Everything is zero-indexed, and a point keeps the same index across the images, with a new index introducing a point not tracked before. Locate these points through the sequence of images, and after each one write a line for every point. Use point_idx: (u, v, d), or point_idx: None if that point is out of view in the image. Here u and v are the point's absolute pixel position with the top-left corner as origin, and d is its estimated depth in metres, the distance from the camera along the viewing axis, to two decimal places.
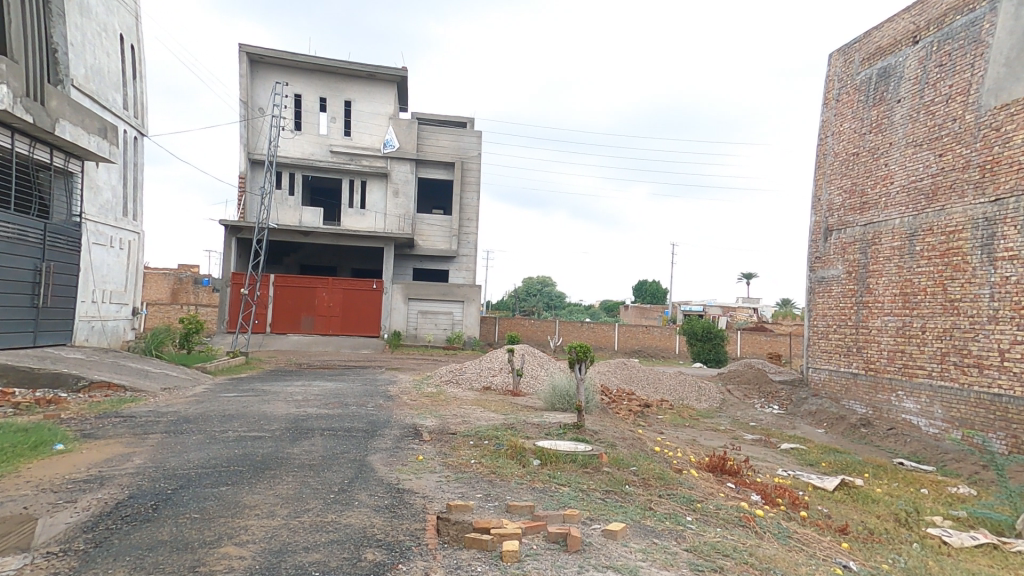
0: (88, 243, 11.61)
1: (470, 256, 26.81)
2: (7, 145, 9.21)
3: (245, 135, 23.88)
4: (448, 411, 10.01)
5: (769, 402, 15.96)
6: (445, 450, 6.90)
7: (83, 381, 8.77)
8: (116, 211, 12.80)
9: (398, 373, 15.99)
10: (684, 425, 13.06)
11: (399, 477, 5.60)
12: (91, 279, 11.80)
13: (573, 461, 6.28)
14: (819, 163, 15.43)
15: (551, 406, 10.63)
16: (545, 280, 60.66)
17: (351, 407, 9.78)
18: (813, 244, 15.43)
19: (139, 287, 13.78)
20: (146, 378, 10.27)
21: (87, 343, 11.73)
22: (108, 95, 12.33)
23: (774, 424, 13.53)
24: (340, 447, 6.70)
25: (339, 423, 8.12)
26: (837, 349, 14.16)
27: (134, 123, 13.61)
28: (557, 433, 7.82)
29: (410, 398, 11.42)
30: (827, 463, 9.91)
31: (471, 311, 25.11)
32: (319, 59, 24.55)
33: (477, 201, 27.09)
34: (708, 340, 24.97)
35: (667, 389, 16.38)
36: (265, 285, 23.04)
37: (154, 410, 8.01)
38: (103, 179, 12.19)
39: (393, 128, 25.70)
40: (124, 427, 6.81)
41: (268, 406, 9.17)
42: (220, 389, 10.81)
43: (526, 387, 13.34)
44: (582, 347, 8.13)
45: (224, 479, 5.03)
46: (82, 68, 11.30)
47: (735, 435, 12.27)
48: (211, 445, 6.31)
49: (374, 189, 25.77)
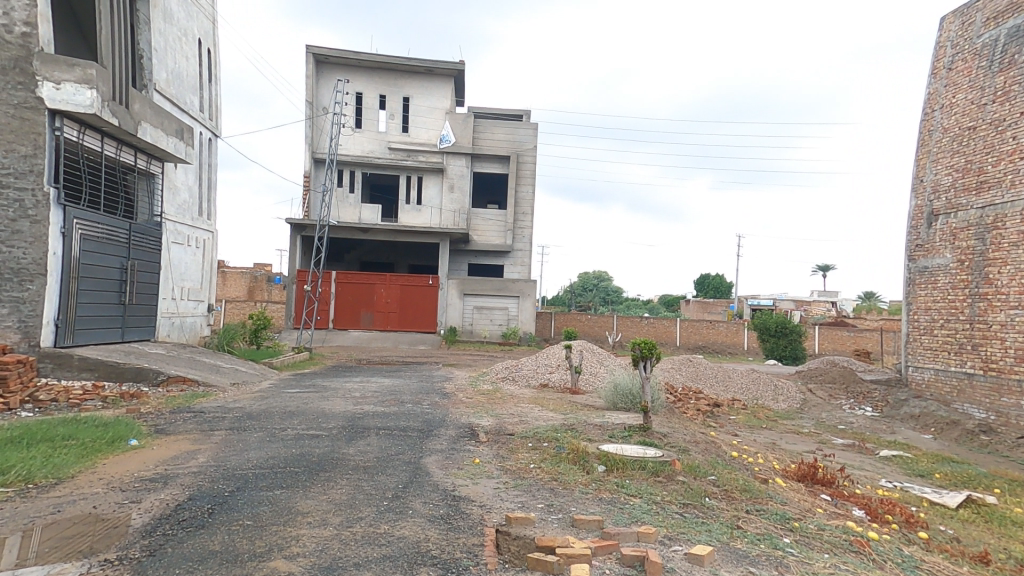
0: (168, 242, 12.26)
1: (525, 251, 26.49)
2: (97, 147, 9.74)
3: (309, 136, 24.76)
4: (505, 410, 9.66)
5: (860, 403, 14.41)
6: (503, 453, 6.55)
7: (162, 375, 9.15)
8: (193, 211, 13.48)
9: (455, 369, 15.90)
10: (761, 427, 12.01)
11: (454, 483, 5.29)
12: (171, 278, 12.47)
13: (643, 468, 5.69)
14: (923, 141, 13.78)
15: (612, 405, 10.04)
16: (601, 275, 59.23)
17: (408, 405, 9.66)
18: (913, 231, 13.83)
19: (214, 284, 14.48)
20: (218, 373, 10.68)
21: (168, 338, 12.42)
22: (186, 99, 12.95)
23: (867, 428, 12.16)
24: (395, 449, 6.51)
25: (395, 422, 7.97)
26: (945, 346, 12.58)
27: (209, 125, 14.28)
28: (623, 435, 7.22)
29: (467, 395, 11.21)
30: (942, 475, 8.67)
31: (527, 306, 24.79)
32: (379, 57, 25.00)
33: (533, 194, 26.68)
34: (783, 336, 23.21)
35: (739, 387, 15.24)
36: (328, 282, 23.77)
37: (223, 405, 8.20)
38: (181, 179, 12.84)
39: (449, 123, 25.75)
40: (193, 422, 6.96)
41: (328, 403, 9.21)
42: (284, 385, 11.07)
43: (586, 384, 12.79)
44: (647, 343, 7.47)
45: (278, 482, 4.91)
46: (164, 72, 11.88)
47: (822, 439, 11.10)
48: (270, 444, 6.29)
49: (430, 185, 25.96)
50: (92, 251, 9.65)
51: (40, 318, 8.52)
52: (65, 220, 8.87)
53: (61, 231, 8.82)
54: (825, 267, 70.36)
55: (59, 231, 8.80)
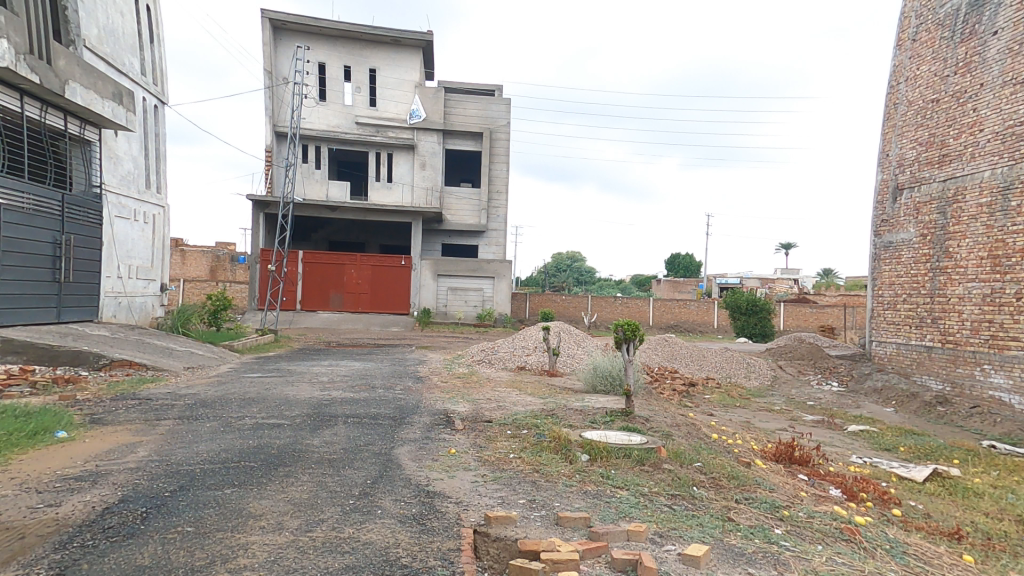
0: (110, 217, 11.26)
1: (500, 230, 25.93)
2: (16, 107, 8.73)
3: (270, 107, 23.37)
4: (481, 395, 9.28)
5: (827, 378, 14.59)
6: (480, 443, 6.16)
7: (104, 358, 8.39)
8: (139, 183, 12.42)
9: (428, 352, 15.41)
10: (734, 405, 12.00)
11: (428, 477, 4.89)
12: (115, 255, 11.50)
13: (627, 457, 5.39)
14: (889, 115, 13.77)
15: (591, 388, 9.79)
16: (575, 255, 59.23)
17: (378, 390, 9.17)
18: (878, 207, 13.91)
19: (167, 262, 13.50)
20: (170, 356, 9.93)
21: (114, 320, 11.51)
22: (124, 59, 11.79)
23: (835, 404, 12.31)
24: (364, 439, 6.04)
25: (365, 409, 7.49)
26: (907, 320, 12.73)
27: (153, 90, 13.12)
28: (604, 421, 6.91)
29: (441, 379, 10.79)
30: (907, 448, 8.71)
31: (502, 287, 24.38)
32: (342, 25, 23.60)
33: (506, 172, 26.02)
34: (753, 314, 23.51)
35: (713, 366, 15.28)
36: (294, 262, 22.76)
37: (173, 392, 7.55)
38: (123, 149, 11.77)
39: (419, 97, 24.70)
40: (137, 411, 6.33)
41: (291, 389, 8.63)
42: (245, 369, 10.39)
43: (563, 366, 12.52)
44: (631, 325, 7.14)
45: (228, 479, 4.40)
46: (95, 27, 10.74)
47: (793, 416, 11.14)
48: (224, 435, 5.74)
49: (400, 161, 24.99)
50: (15, 224, 8.71)
51: None
52: None
53: None
54: (789, 246, 71.99)
55: None
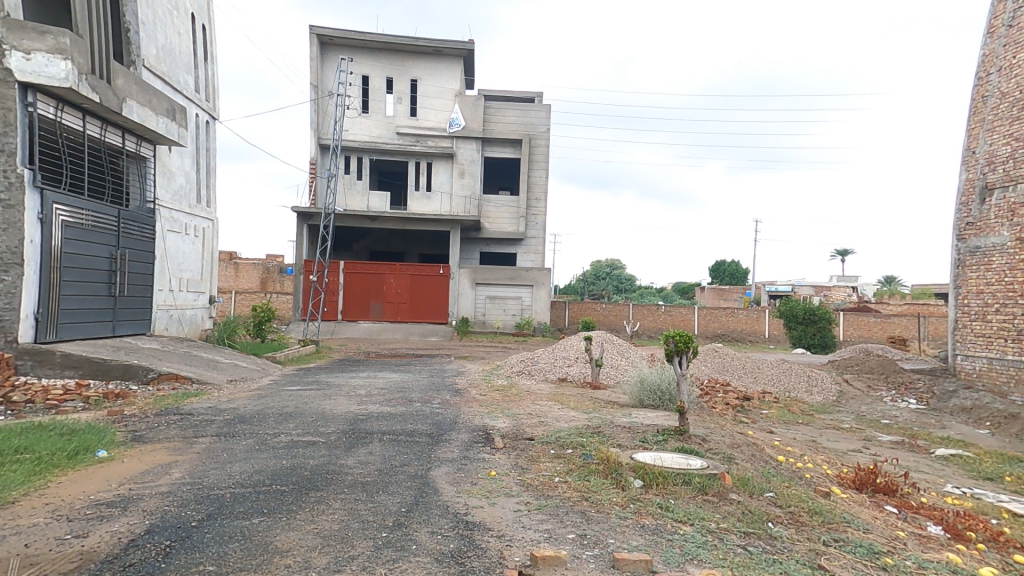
0: (163, 230, 11.60)
1: (539, 238, 25.56)
2: (78, 126, 9.06)
3: (314, 121, 23.99)
4: (521, 409, 8.85)
5: (902, 395, 13.23)
6: (521, 464, 5.73)
7: (152, 372, 8.49)
8: (190, 198, 12.79)
9: (467, 362, 15.10)
10: (797, 422, 11.03)
11: (467, 504, 4.49)
12: (167, 268, 11.85)
13: (687, 484, 4.80)
14: (976, 109, 12.54)
15: (637, 402, 9.19)
16: (615, 263, 58.15)
17: (416, 404, 8.89)
18: (962, 209, 12.67)
19: (215, 274, 13.84)
20: (216, 369, 10.03)
21: (166, 332, 11.83)
22: (179, 77, 12.18)
23: (914, 423, 11.10)
24: (399, 459, 5.72)
25: (401, 425, 7.20)
26: (1001, 334, 11.51)
27: (206, 106, 13.54)
28: (657, 440, 6.31)
29: (480, 392, 10.41)
30: (1014, 478, 7.65)
31: (542, 295, 23.95)
32: (385, 38, 24.00)
33: (546, 179, 25.66)
34: (813, 323, 22.04)
35: (770, 379, 14.24)
36: (335, 272, 23.09)
37: (214, 406, 7.51)
38: (176, 164, 12.15)
39: (459, 106, 24.76)
40: (176, 427, 6.26)
41: (329, 403, 8.48)
42: (285, 381, 10.37)
43: (607, 378, 11.89)
44: (683, 336, 6.54)
45: (257, 507, 4.14)
46: (153, 48, 11.13)
47: (867, 436, 10.09)
48: (258, 454, 5.53)
49: (439, 170, 25.08)
50: (76, 239, 9.02)
51: (16, 312, 7.86)
52: (43, 205, 8.23)
53: (39, 217, 8.17)
54: (844, 252, 68.14)
55: (37, 217, 8.15)
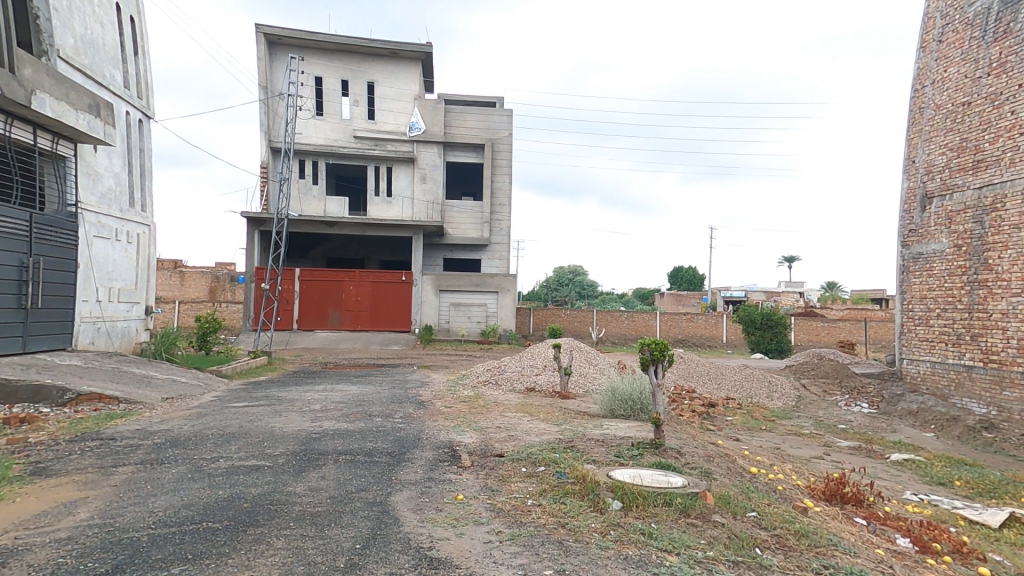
0: (88, 236, 10.53)
1: (503, 244, 25.20)
2: None
3: (266, 121, 22.88)
4: (488, 422, 8.39)
5: (856, 399, 13.53)
6: (491, 485, 5.27)
7: (68, 393, 7.59)
8: (122, 201, 11.72)
9: (430, 373, 14.49)
10: (760, 429, 11.02)
11: (431, 536, 4.00)
12: (94, 277, 10.76)
13: (669, 505, 4.49)
14: (914, 120, 13.08)
15: (609, 412, 8.91)
16: (577, 269, 58.64)
17: (376, 419, 8.28)
18: (905, 216, 13.17)
19: (152, 283, 12.73)
20: (149, 386, 9.11)
21: (92, 347, 10.70)
22: (104, 71, 11.17)
23: (868, 427, 11.31)
24: (356, 484, 5.15)
25: (359, 444, 6.61)
26: (942, 338, 11.90)
27: (138, 104, 12.52)
28: (632, 455, 5.99)
29: (444, 404, 9.90)
30: (964, 483, 7.76)
31: (506, 302, 23.56)
32: (340, 38, 23.20)
33: (509, 184, 25.37)
34: (768, 328, 22.57)
35: (732, 385, 14.31)
36: (291, 280, 21.98)
37: (143, 429, 6.70)
38: (103, 165, 11.09)
39: (419, 109, 24.20)
40: (93, 455, 5.48)
41: (279, 420, 7.77)
42: (230, 398, 9.52)
43: (575, 388, 11.59)
44: (659, 344, 6.28)
45: (180, 552, 3.51)
46: (71, 38, 10.13)
47: (827, 442, 10.15)
48: (190, 484, 4.85)
49: (400, 175, 24.39)
50: None
51: None
52: None
53: None
54: (791, 259, 71.40)
55: None
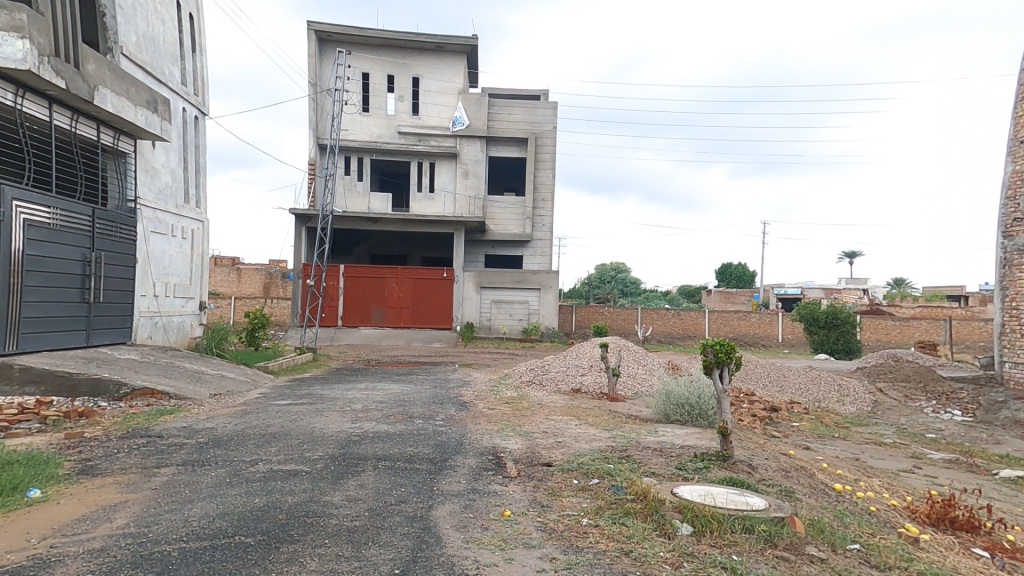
0: (146, 231, 10.80)
1: (545, 240, 24.68)
2: (44, 116, 8.27)
3: (313, 120, 23.25)
4: (534, 426, 7.92)
5: (944, 406, 12.13)
6: (540, 500, 4.79)
7: (124, 387, 7.66)
8: (178, 197, 12.00)
9: (473, 371, 14.16)
10: (833, 437, 10.02)
11: (477, 561, 3.58)
12: (152, 272, 11.04)
13: (750, 534, 3.89)
14: (1022, 94, 11.61)
15: (664, 417, 8.26)
16: (620, 266, 57.32)
17: (417, 421, 7.99)
18: (1009, 203, 11.74)
19: (205, 278, 13.03)
20: (200, 381, 9.19)
21: (150, 341, 11.02)
22: (163, 68, 11.42)
23: (964, 437, 10.09)
24: (395, 495, 4.80)
25: (398, 449, 6.29)
26: None
27: (194, 100, 12.79)
28: (697, 468, 5.36)
29: (487, 406, 9.52)
30: None
31: (549, 299, 23.04)
32: (385, 34, 23.27)
33: (553, 178, 24.78)
34: (835, 328, 21.04)
35: (797, 389, 13.20)
36: (335, 276, 22.27)
37: (190, 426, 6.65)
38: (160, 161, 11.36)
39: (462, 104, 23.98)
40: (138, 454, 5.39)
41: (321, 421, 7.58)
42: (275, 395, 9.49)
43: (625, 389, 10.95)
44: (725, 345, 5.54)
45: (210, 573, 3.23)
46: (133, 35, 10.37)
47: (915, 454, 9.08)
48: (226, 490, 4.63)
49: (443, 171, 24.30)
50: (43, 240, 8.22)
51: None
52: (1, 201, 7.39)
53: None
54: (852, 255, 67.15)
55: None
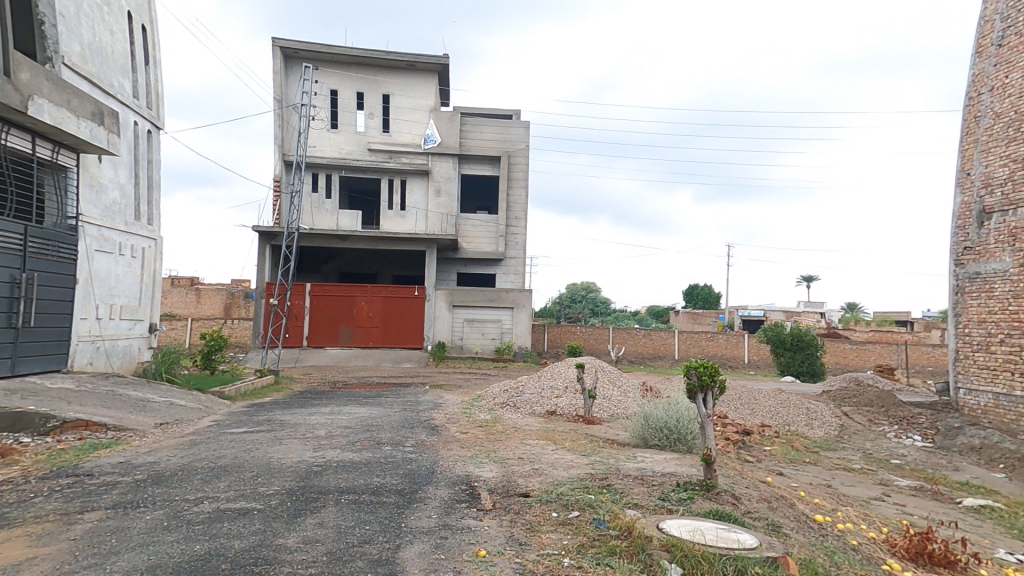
0: (88, 250, 10.04)
1: (518, 259, 24.51)
2: None
3: (279, 135, 22.65)
4: (509, 452, 7.54)
5: (906, 430, 12.32)
6: (518, 537, 4.41)
7: (52, 421, 6.97)
8: (127, 214, 11.27)
9: (444, 394, 13.65)
10: (804, 462, 9.96)
11: None
12: (94, 293, 10.24)
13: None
14: (968, 129, 12.19)
15: (642, 441, 8.03)
16: (590, 286, 57.76)
17: (385, 448, 7.49)
18: (959, 232, 12.22)
19: (156, 299, 12.23)
20: (145, 409, 8.45)
21: (90, 367, 10.16)
22: (111, 80, 10.80)
23: (926, 463, 10.22)
24: (358, 535, 4.34)
25: (364, 480, 5.81)
26: (1007, 366, 10.93)
27: (147, 114, 12.16)
28: (681, 499, 5.10)
29: (459, 430, 9.08)
30: None
31: (522, 319, 22.77)
32: (356, 51, 23.05)
33: (525, 198, 24.76)
34: (800, 350, 21.47)
35: (767, 412, 13.22)
36: (301, 295, 21.45)
37: (126, 460, 6.01)
38: (108, 176, 10.67)
39: (434, 122, 23.87)
40: (59, 498, 4.76)
41: (279, 449, 7.02)
42: (230, 422, 8.82)
43: (600, 412, 10.69)
44: (709, 367, 5.38)
45: None
46: (77, 44, 9.77)
47: (883, 480, 9.09)
48: (161, 537, 4.07)
49: (414, 188, 23.98)
50: None
51: None
52: None
53: None
54: (809, 278, 69.84)
55: None
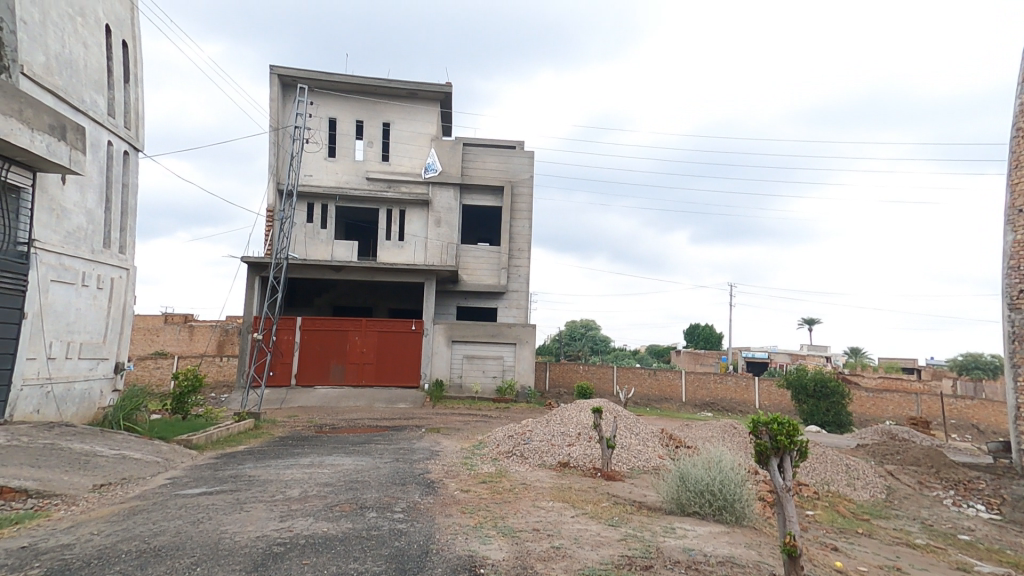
0: (41, 279, 8.90)
1: (521, 292, 23.42)
2: None
3: (273, 164, 21.96)
4: (521, 521, 6.17)
5: (965, 498, 10.91)
6: None
7: None
8: (94, 241, 10.22)
9: (441, 440, 12.23)
10: (857, 534, 8.50)
11: None
12: (45, 329, 9.03)
13: None
14: (1017, 161, 11.38)
15: (678, 506, 6.72)
16: (589, 323, 56.74)
17: (369, 515, 6.12)
18: (1013, 272, 11.31)
19: (124, 335, 11.05)
20: (86, 468, 7.08)
21: (35, 416, 8.84)
22: (83, 96, 9.98)
23: (999, 543, 8.78)
24: None
25: (335, 571, 4.44)
26: None
27: (125, 134, 11.33)
28: None
29: (460, 488, 7.71)
30: None
31: (525, 356, 21.44)
32: (356, 79, 22.69)
33: (529, 230, 23.86)
34: (823, 397, 20.12)
35: (803, 468, 11.76)
36: (291, 330, 20.22)
37: (31, 545, 4.65)
38: (72, 200, 9.67)
39: (436, 150, 23.22)
40: None
41: (237, 519, 5.66)
42: (187, 480, 7.43)
43: (620, 464, 9.32)
44: (787, 425, 4.21)
45: None
46: (42, 55, 8.93)
47: (959, 564, 7.64)
48: None
49: (414, 219, 23.19)
50: None
51: None
52: None
53: None
54: (811, 320, 68.96)
55: None
